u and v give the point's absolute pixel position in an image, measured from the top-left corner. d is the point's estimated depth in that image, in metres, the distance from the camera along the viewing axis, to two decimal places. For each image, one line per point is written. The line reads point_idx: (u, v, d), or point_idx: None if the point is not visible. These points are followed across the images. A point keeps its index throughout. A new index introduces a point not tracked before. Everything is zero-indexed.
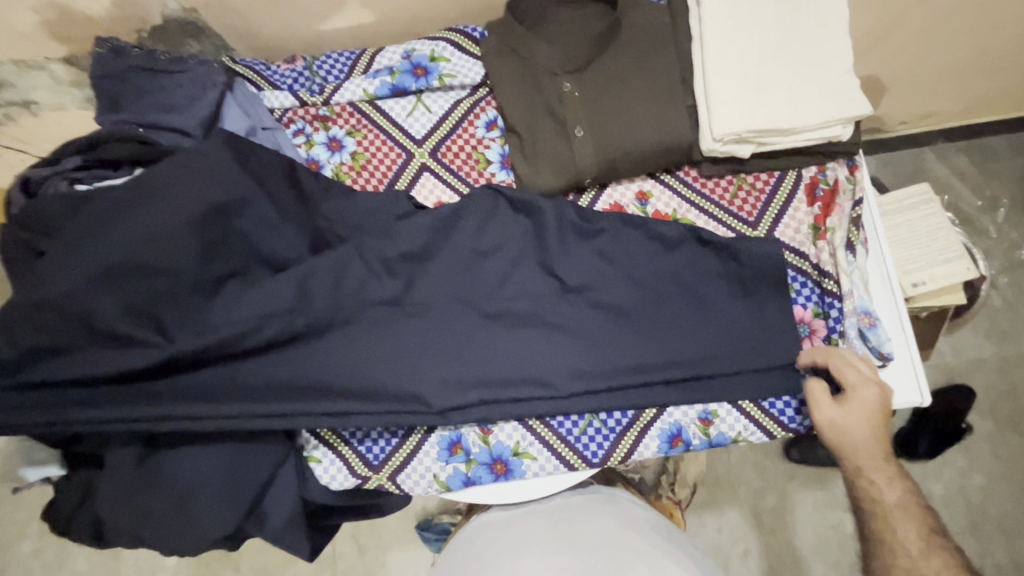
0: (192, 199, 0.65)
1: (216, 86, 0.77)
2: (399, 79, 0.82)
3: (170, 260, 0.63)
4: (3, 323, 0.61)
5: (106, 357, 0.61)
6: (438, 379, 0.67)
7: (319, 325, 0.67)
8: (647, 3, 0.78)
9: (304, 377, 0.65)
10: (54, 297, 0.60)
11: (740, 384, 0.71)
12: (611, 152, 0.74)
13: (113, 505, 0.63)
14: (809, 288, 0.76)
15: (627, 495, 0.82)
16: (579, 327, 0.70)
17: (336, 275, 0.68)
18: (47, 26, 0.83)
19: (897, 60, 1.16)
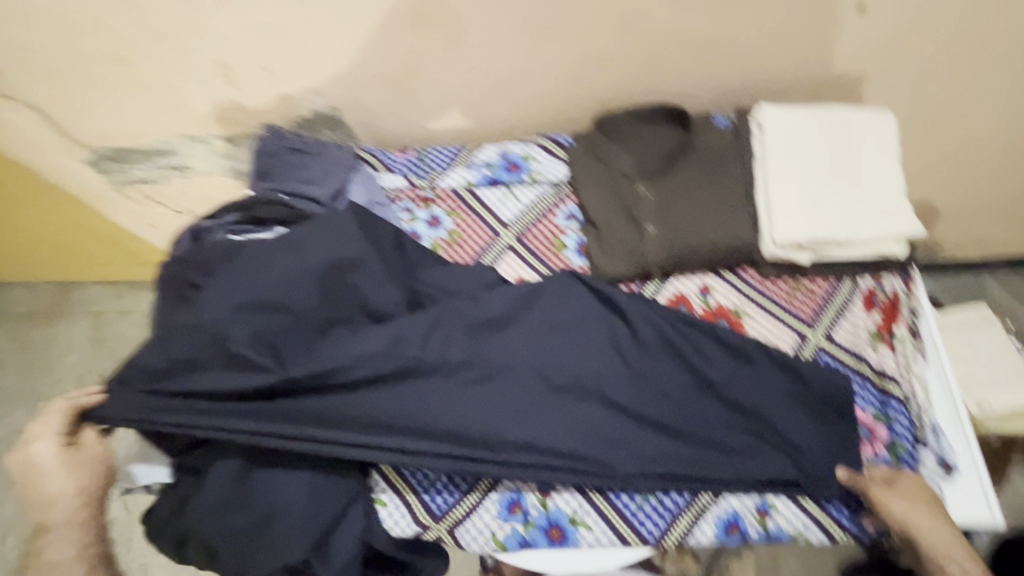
0: (323, 255, 0.77)
1: (347, 167, 0.94)
2: (495, 173, 0.97)
3: (297, 302, 0.75)
4: (160, 339, 0.73)
5: (227, 381, 0.71)
6: (509, 434, 0.73)
7: (409, 371, 0.74)
8: (716, 127, 0.90)
9: (389, 419, 0.72)
10: (200, 325, 0.72)
11: (801, 478, 0.72)
12: (678, 248, 0.83)
13: (203, 518, 0.69)
14: (870, 392, 0.78)
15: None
16: (642, 401, 0.75)
17: (428, 329, 0.77)
18: (220, 112, 1.03)
19: (947, 188, 1.24)
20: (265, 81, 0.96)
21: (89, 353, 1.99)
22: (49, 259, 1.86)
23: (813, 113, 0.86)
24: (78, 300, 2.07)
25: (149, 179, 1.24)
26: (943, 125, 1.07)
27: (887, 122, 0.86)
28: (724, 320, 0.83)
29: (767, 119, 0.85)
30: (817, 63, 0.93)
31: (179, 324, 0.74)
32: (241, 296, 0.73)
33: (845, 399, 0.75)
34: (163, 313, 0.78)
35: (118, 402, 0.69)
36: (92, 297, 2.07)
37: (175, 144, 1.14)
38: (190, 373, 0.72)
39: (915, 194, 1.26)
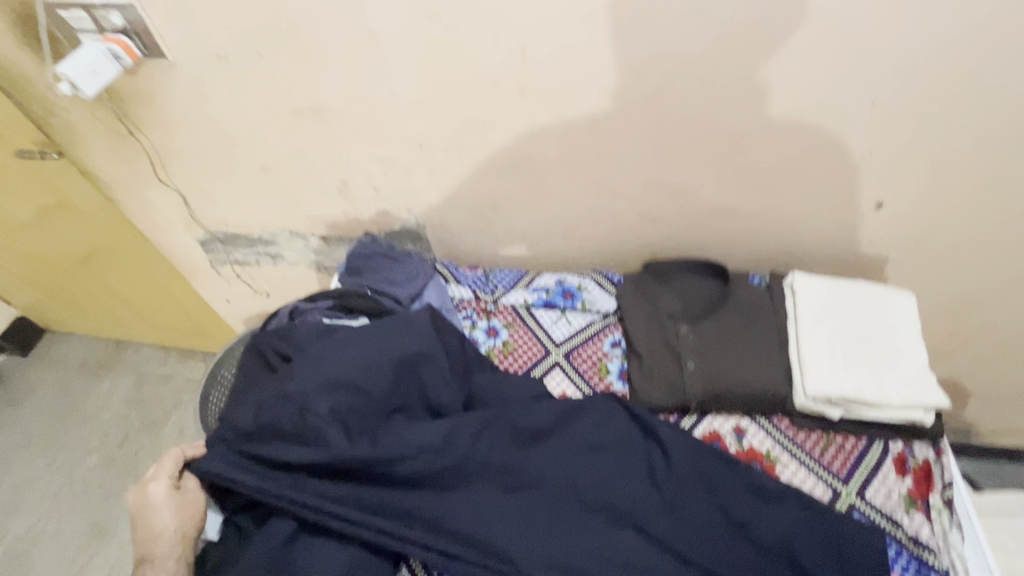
0: (397, 346, 0.87)
1: (426, 275, 1.08)
2: (552, 297, 1.09)
3: (368, 386, 0.83)
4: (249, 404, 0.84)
5: (295, 452, 0.78)
6: (539, 549, 0.75)
7: (455, 469, 0.79)
8: (751, 285, 1.03)
9: (432, 512, 0.76)
10: (283, 393, 0.81)
11: None
12: (715, 386, 0.90)
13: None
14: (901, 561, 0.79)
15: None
16: (674, 536, 0.77)
17: (478, 430, 0.82)
18: (327, 217, 1.23)
19: (972, 368, 1.30)
20: (373, 199, 1.16)
21: (122, 412, 2.07)
22: (119, 318, 2.03)
23: (839, 285, 0.98)
24: (128, 359, 2.20)
25: (243, 262, 1.43)
26: (961, 312, 1.17)
27: (908, 301, 0.96)
28: (756, 463, 0.87)
29: (798, 284, 0.97)
30: (842, 244, 1.07)
31: (266, 390, 0.84)
32: (323, 372, 0.82)
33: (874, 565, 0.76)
34: (254, 379, 0.89)
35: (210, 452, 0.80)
36: (142, 358, 2.20)
37: (278, 237, 1.33)
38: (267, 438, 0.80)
39: (940, 370, 1.32)
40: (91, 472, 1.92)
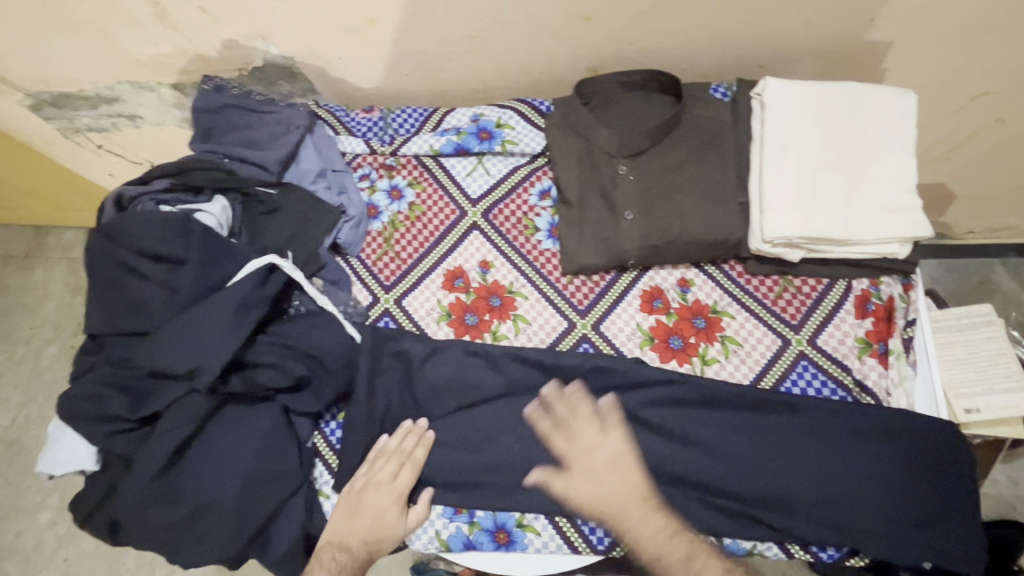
0: (236, 286, 0.68)
1: (298, 129, 0.84)
2: (464, 140, 0.86)
3: (213, 342, 0.66)
4: (111, 313, 0.70)
5: (156, 395, 0.67)
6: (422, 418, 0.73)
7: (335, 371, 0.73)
8: (712, 97, 0.80)
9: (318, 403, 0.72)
10: (130, 319, 0.69)
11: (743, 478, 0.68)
12: (655, 239, 0.75)
13: (128, 510, 0.66)
14: (816, 379, 0.73)
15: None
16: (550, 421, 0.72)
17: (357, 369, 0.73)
18: (163, 57, 0.93)
19: (965, 170, 1.14)
20: (209, 26, 0.86)
21: (70, 300, 1.71)
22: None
23: (819, 89, 0.75)
24: (56, 247, 1.77)
25: (100, 129, 1.14)
26: (968, 103, 0.96)
27: (907, 102, 0.75)
28: (699, 318, 0.77)
29: (769, 92, 0.75)
30: (834, 25, 0.81)
31: (125, 295, 0.70)
32: (173, 334, 0.66)
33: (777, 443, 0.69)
34: (93, 287, 0.72)
35: (87, 358, 0.72)
36: (72, 243, 1.77)
37: (119, 90, 1.03)
38: (134, 347, 0.68)
39: (931, 176, 1.16)
40: (56, 362, 1.64)
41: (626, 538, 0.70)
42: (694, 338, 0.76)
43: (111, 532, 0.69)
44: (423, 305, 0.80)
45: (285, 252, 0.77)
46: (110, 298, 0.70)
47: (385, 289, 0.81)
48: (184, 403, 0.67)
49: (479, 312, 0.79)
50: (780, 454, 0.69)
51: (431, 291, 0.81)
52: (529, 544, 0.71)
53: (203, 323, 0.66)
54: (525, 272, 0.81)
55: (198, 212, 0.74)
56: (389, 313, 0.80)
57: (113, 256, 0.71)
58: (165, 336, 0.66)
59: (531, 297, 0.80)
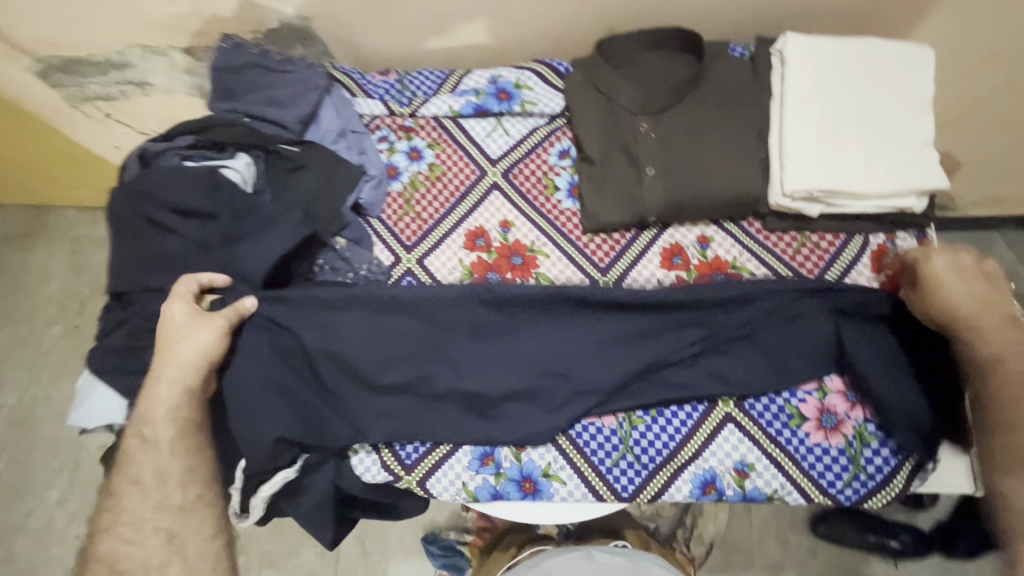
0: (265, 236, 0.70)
1: (317, 88, 0.84)
2: (483, 100, 0.86)
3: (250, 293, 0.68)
4: (138, 269, 0.70)
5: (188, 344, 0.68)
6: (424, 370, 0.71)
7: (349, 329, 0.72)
8: (731, 57, 0.81)
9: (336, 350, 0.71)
10: (158, 275, 0.70)
11: None
12: (676, 194, 0.76)
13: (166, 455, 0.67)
14: None
15: (599, 548, 0.87)
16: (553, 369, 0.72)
17: (355, 324, 0.72)
18: (177, 18, 0.92)
19: (973, 138, 1.15)
20: None
21: (69, 280, 1.67)
22: None
23: (839, 46, 0.76)
24: (57, 226, 1.72)
25: (107, 96, 1.13)
26: (979, 66, 0.98)
27: (924, 58, 0.76)
28: (719, 273, 0.78)
29: (788, 48, 0.76)
30: None
31: (151, 249, 0.70)
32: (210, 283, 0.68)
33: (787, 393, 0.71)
34: (118, 243, 0.72)
35: (115, 314, 0.72)
36: (73, 222, 1.72)
37: (130, 55, 1.01)
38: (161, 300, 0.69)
39: (938, 144, 1.17)
40: (59, 342, 1.60)
41: (650, 487, 0.72)
42: None
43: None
44: (445, 265, 0.81)
45: (309, 210, 0.77)
46: (135, 254, 0.71)
47: (407, 249, 0.82)
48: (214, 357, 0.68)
49: (501, 271, 0.80)
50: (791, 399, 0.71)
51: (453, 250, 0.82)
52: (555, 494, 0.72)
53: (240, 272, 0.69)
54: (545, 230, 0.82)
55: (223, 168, 0.74)
56: (412, 272, 0.81)
57: (138, 212, 0.71)
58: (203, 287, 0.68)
59: (553, 256, 0.81)
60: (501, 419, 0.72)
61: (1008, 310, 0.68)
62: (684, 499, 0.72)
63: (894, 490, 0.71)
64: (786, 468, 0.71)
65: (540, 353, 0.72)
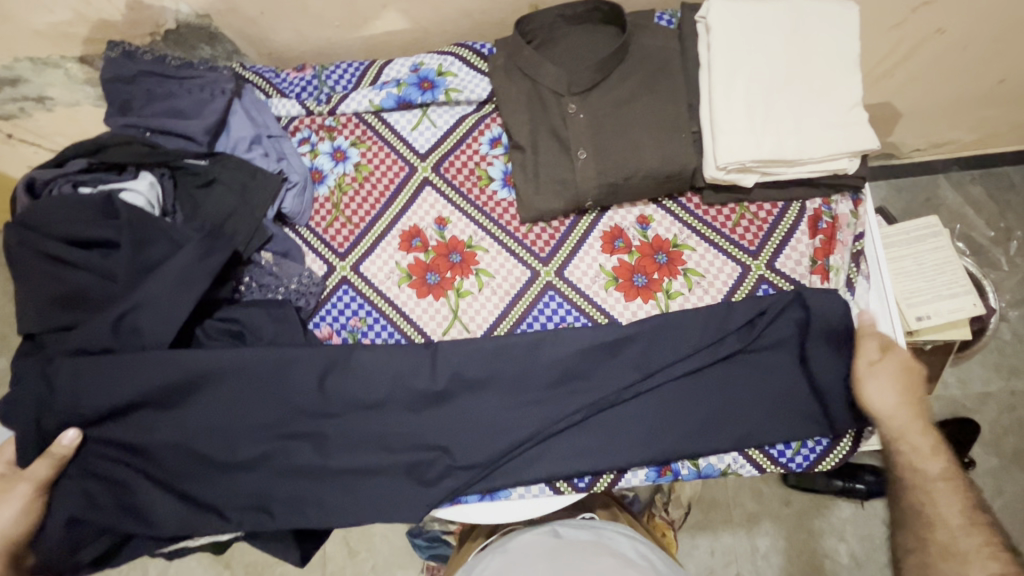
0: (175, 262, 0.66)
1: (224, 93, 0.78)
2: (405, 91, 0.82)
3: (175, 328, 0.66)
4: (45, 309, 0.66)
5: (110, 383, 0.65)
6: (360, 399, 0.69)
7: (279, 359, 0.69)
8: (657, 25, 0.78)
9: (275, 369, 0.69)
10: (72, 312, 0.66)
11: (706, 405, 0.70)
12: (611, 176, 0.74)
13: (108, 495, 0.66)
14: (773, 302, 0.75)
15: (565, 523, 0.87)
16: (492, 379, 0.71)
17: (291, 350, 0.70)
18: (63, 26, 0.84)
19: (912, 86, 1.15)
20: None
21: None
22: None
23: (763, 8, 0.73)
24: None
25: (5, 115, 1.03)
26: (910, 15, 0.97)
27: (849, 14, 0.74)
28: (661, 253, 0.77)
29: (712, 14, 0.73)
30: None
31: (55, 286, 0.66)
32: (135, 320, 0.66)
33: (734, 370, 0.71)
34: (19, 283, 0.67)
35: (26, 358, 0.68)
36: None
37: (20, 69, 0.93)
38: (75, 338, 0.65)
39: (879, 95, 1.17)
40: None
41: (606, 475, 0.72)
42: (657, 274, 0.76)
43: (60, 550, 0.65)
44: (382, 269, 0.78)
45: (227, 226, 0.72)
46: (39, 292, 0.66)
47: (340, 256, 0.78)
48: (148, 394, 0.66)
49: (440, 270, 0.77)
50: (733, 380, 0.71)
51: (389, 254, 0.78)
52: (512, 491, 0.71)
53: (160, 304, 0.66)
54: (483, 224, 0.79)
55: (124, 192, 0.69)
56: (347, 281, 0.77)
57: (32, 248, 0.66)
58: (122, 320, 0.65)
59: (491, 250, 0.78)
60: (446, 436, 0.70)
61: (938, 468, 0.65)
62: (642, 483, 0.73)
63: (844, 450, 0.72)
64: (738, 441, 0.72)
65: (477, 367, 0.71)
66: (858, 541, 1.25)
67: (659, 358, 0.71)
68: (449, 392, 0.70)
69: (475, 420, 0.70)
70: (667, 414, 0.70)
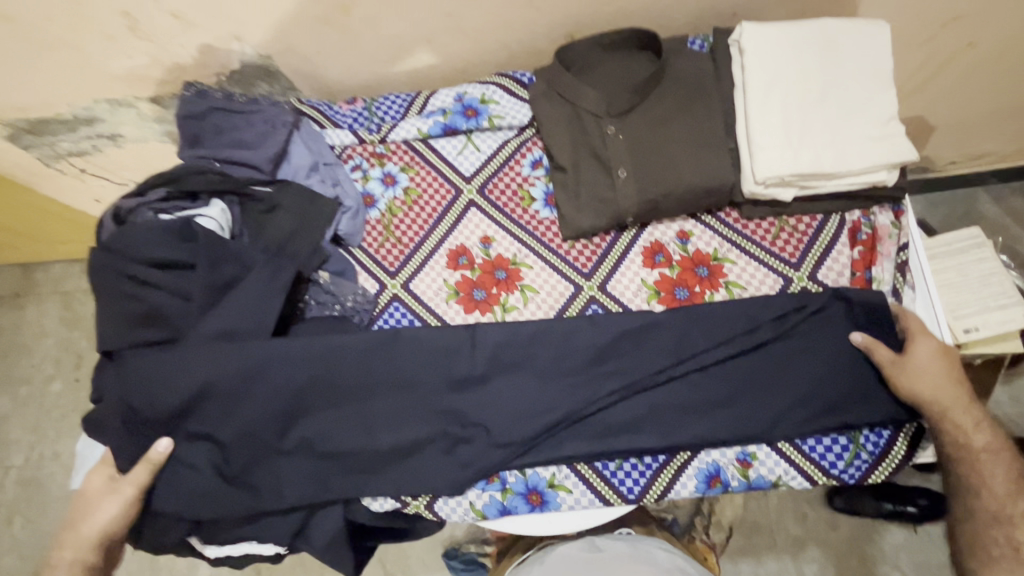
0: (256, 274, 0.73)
1: (285, 125, 0.84)
2: (451, 119, 0.87)
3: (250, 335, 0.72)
4: (128, 324, 0.71)
5: (184, 393, 0.69)
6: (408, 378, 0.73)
7: (335, 352, 0.73)
8: (691, 50, 0.81)
9: (332, 364, 0.72)
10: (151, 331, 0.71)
11: (755, 414, 0.71)
12: (651, 193, 0.76)
13: (187, 503, 0.69)
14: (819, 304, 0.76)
15: (603, 538, 0.87)
16: (534, 362, 0.74)
17: (344, 344, 0.73)
18: (140, 70, 0.92)
19: (944, 100, 1.16)
20: (182, 32, 0.86)
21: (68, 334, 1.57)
22: None
23: (794, 29, 0.76)
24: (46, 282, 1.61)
25: (80, 152, 1.13)
26: (939, 31, 0.99)
27: (880, 32, 0.77)
28: (702, 267, 0.79)
29: (745, 37, 0.76)
30: None
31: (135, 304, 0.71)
32: (207, 331, 0.71)
33: (779, 381, 0.71)
34: (101, 305, 0.72)
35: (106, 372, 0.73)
36: (61, 275, 1.61)
37: (97, 110, 1.02)
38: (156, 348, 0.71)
39: (910, 109, 1.17)
40: (57, 401, 1.51)
41: (655, 486, 0.72)
42: (698, 287, 0.78)
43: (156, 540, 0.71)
44: (430, 287, 0.81)
45: (288, 245, 0.77)
46: (119, 311, 0.71)
47: (391, 274, 0.82)
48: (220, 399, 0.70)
49: (486, 287, 0.81)
50: (782, 387, 0.71)
51: (437, 271, 0.82)
52: (562, 503, 0.72)
53: (238, 309, 0.72)
54: (527, 242, 0.82)
55: (198, 217, 0.75)
56: (398, 298, 0.81)
57: (115, 271, 0.71)
58: (204, 332, 0.71)
59: (536, 266, 0.81)
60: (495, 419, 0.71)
61: (972, 421, 0.68)
62: (691, 495, 0.73)
63: (895, 458, 0.72)
64: (787, 453, 0.72)
65: (516, 351, 0.74)
66: (913, 567, 1.20)
67: (690, 340, 0.73)
68: (487, 372, 0.73)
69: (524, 408, 0.72)
70: (691, 404, 0.72)
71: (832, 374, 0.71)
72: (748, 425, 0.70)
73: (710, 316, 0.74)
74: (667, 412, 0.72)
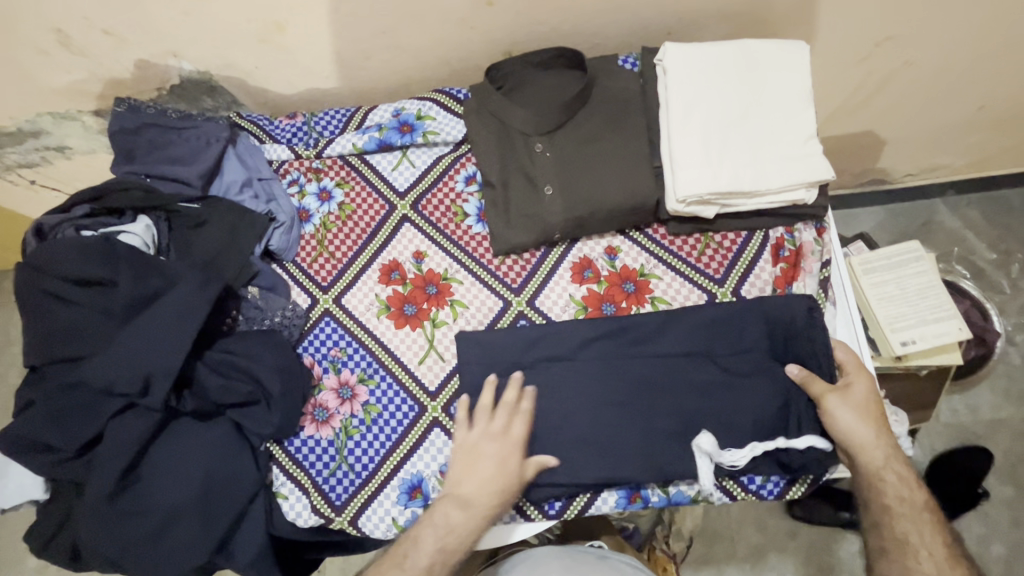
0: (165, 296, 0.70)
1: (219, 141, 0.84)
2: (386, 135, 0.87)
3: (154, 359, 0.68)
4: (46, 341, 0.71)
5: (97, 415, 0.68)
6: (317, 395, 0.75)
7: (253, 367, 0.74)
8: (621, 69, 0.83)
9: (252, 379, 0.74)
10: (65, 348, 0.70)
11: (673, 430, 0.72)
12: (577, 211, 0.77)
13: (92, 532, 0.67)
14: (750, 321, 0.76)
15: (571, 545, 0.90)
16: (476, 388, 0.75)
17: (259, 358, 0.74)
18: (78, 84, 0.93)
19: (889, 115, 1.18)
20: (115, 48, 0.86)
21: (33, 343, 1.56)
22: None
23: (717, 49, 0.78)
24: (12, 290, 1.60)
25: (30, 163, 1.13)
26: (874, 49, 1.00)
27: (800, 53, 0.78)
28: (628, 283, 0.80)
29: (669, 57, 0.77)
30: None
31: (54, 321, 0.71)
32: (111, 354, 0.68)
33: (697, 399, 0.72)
34: (23, 321, 0.73)
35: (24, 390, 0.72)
36: None
37: (41, 123, 1.02)
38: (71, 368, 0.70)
39: (857, 124, 1.19)
40: None
41: (574, 503, 0.74)
42: (624, 303, 0.79)
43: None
44: (362, 301, 0.82)
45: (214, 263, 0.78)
46: (40, 328, 0.71)
47: (324, 289, 0.83)
48: (130, 420, 0.69)
49: (417, 302, 0.81)
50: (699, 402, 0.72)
51: (370, 286, 0.82)
52: None
53: (144, 331, 0.69)
54: (458, 257, 0.83)
55: (122, 233, 0.76)
56: (330, 314, 0.81)
57: (36, 288, 0.71)
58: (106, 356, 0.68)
59: (466, 282, 0.82)
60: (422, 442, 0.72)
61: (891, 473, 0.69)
62: (611, 510, 0.75)
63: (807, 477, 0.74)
64: None
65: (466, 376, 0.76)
66: None
67: (611, 352, 0.75)
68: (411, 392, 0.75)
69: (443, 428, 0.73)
70: (611, 421, 0.72)
71: (749, 390, 0.72)
72: (666, 441, 0.71)
73: (630, 332, 0.75)
74: (586, 428, 0.72)
